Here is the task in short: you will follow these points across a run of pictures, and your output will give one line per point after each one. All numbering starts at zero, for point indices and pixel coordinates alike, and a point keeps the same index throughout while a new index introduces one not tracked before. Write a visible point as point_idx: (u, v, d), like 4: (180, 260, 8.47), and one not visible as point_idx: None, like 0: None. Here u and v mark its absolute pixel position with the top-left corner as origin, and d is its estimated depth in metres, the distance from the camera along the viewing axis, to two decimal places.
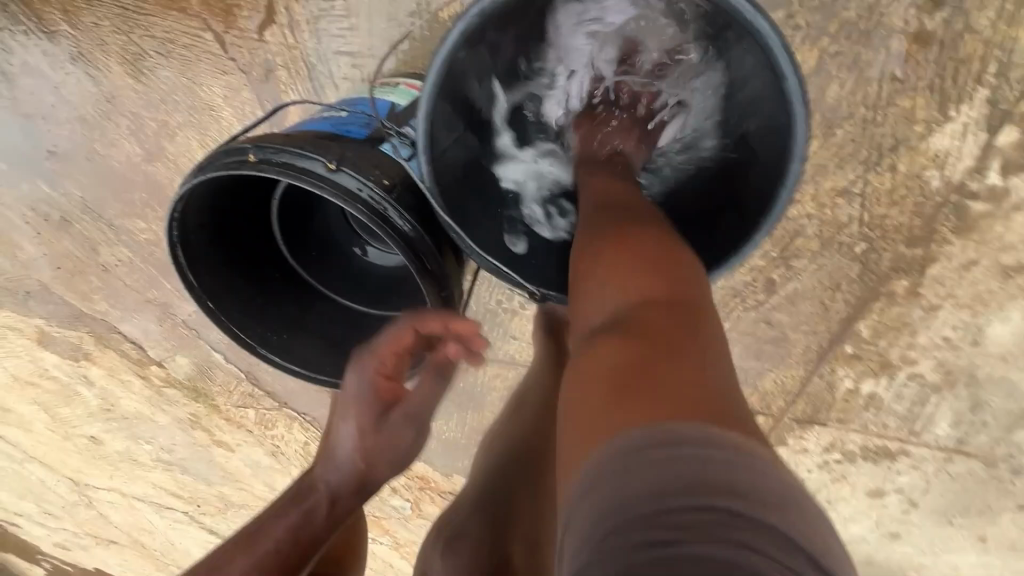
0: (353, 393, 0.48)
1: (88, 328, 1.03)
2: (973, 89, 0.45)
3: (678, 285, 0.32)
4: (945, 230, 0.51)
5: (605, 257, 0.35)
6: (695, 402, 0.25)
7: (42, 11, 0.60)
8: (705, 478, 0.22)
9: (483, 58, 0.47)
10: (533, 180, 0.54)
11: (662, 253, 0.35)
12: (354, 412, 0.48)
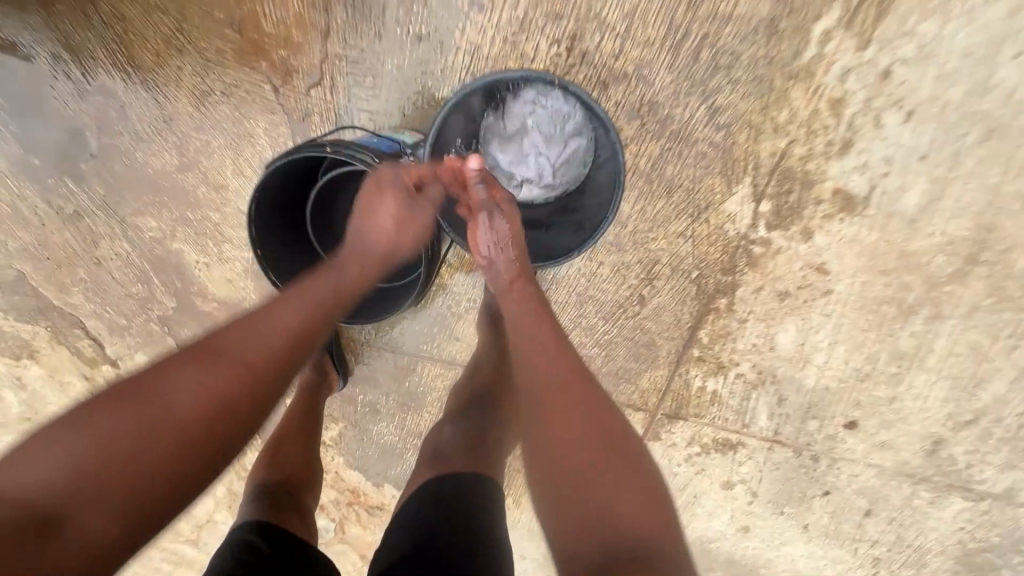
0: (388, 181, 0.66)
1: (48, 323, 1.11)
2: (742, 177, 0.75)
3: (648, 496, 0.50)
4: (741, 264, 0.81)
5: (603, 478, 0.50)
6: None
7: (135, 51, 0.80)
8: None
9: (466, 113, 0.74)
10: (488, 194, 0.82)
11: (639, 470, 0.52)
12: (389, 197, 0.67)
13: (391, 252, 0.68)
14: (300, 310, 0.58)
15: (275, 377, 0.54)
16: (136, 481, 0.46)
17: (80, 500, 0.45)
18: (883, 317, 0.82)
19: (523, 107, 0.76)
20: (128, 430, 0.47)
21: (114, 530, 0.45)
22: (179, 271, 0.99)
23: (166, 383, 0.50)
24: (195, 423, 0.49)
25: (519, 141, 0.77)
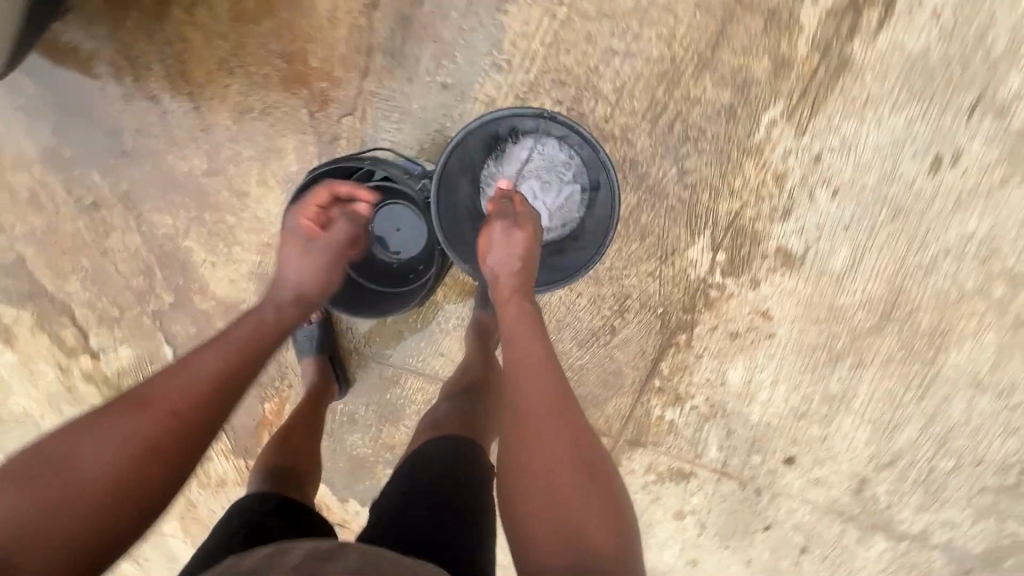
0: (291, 228, 0.79)
1: (34, 309, 1.13)
2: (703, 230, 0.90)
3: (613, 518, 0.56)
4: (699, 304, 0.94)
5: (577, 498, 0.56)
6: None
7: (187, 67, 0.90)
8: None
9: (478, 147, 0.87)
10: None
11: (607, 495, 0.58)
12: (293, 240, 0.78)
13: (307, 288, 0.76)
14: (221, 350, 0.65)
15: (197, 404, 0.60)
16: (74, 518, 0.52)
17: (17, 547, 0.49)
18: (815, 362, 0.96)
19: (524, 152, 0.90)
20: (59, 487, 0.53)
21: (54, 573, 0.50)
22: (183, 268, 1.05)
23: (88, 438, 0.56)
24: (125, 468, 0.55)
25: (522, 179, 0.90)
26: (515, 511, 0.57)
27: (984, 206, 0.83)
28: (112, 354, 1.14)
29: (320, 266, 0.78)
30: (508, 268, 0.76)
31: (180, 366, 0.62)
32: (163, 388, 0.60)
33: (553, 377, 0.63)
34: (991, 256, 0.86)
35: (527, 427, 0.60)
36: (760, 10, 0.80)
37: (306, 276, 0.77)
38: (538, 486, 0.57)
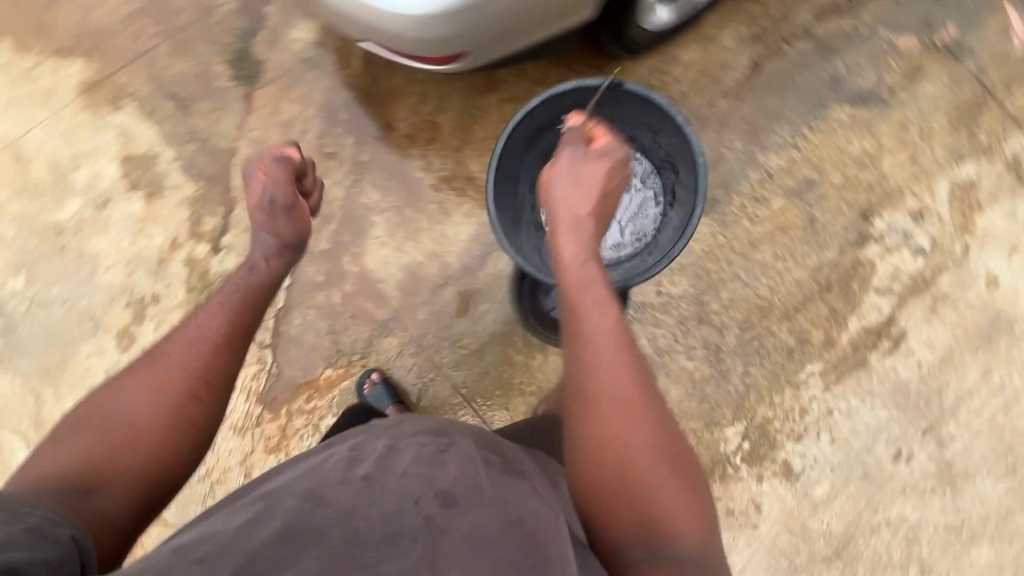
0: (248, 189, 1.01)
1: (202, 189, 1.26)
2: (740, 419, 1.20)
3: (677, 460, 0.70)
4: (714, 473, 1.20)
5: (648, 448, 0.69)
6: (691, 519, 0.67)
7: (472, 127, 1.26)
8: (705, 556, 0.66)
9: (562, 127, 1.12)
10: None
11: (671, 441, 0.71)
12: (250, 195, 1.00)
13: (284, 234, 1.00)
14: (223, 309, 0.90)
15: (210, 346, 0.85)
16: (139, 444, 0.75)
17: (101, 469, 0.72)
18: (778, 566, 1.17)
19: None
20: (122, 428, 0.76)
21: (138, 478, 0.74)
22: (356, 233, 1.25)
23: (121, 404, 0.78)
24: (169, 410, 0.78)
25: None
26: (591, 482, 0.70)
27: (917, 501, 1.18)
28: (233, 258, 1.24)
29: (278, 216, 0.99)
30: (575, 203, 0.84)
31: (178, 340, 0.84)
32: (173, 356, 0.82)
33: (624, 356, 0.73)
34: (914, 541, 1.18)
35: (604, 406, 0.71)
36: (829, 305, 1.22)
37: (275, 228, 0.99)
38: (618, 450, 0.69)
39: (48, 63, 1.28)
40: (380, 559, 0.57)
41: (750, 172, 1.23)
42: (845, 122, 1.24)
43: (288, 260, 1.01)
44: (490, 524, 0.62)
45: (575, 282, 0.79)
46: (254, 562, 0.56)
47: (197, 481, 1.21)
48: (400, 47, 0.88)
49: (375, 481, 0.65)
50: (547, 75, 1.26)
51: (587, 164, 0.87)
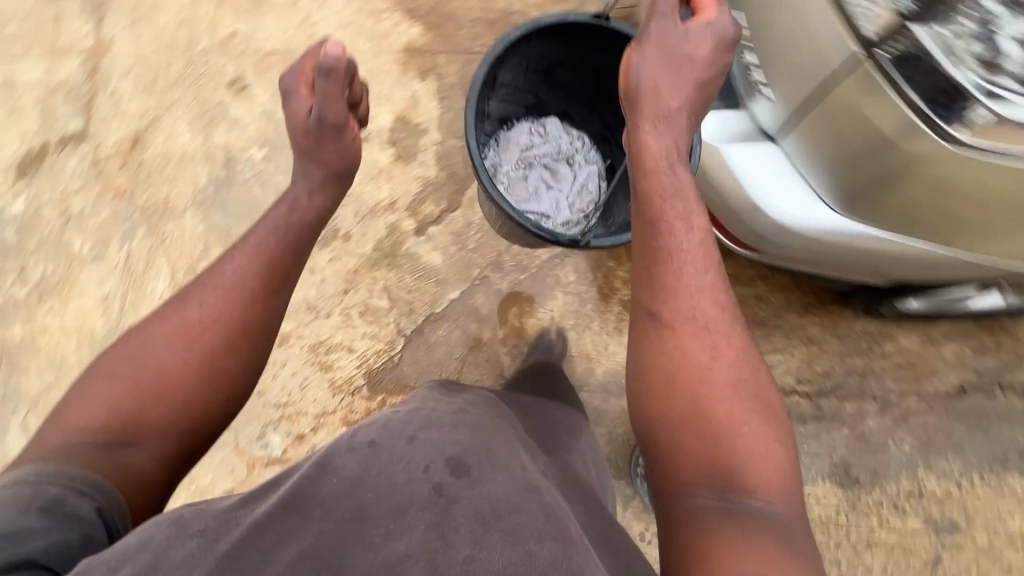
0: (294, 104, 0.97)
1: (440, 179, 1.35)
2: None
3: (755, 398, 0.72)
4: None
5: (720, 382, 0.72)
6: (768, 461, 0.70)
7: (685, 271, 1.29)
8: (784, 498, 0.68)
9: (513, 92, 1.20)
10: (524, 194, 1.27)
11: (747, 375, 0.74)
12: (299, 107, 0.96)
13: (332, 161, 0.97)
14: (246, 251, 0.88)
15: (232, 293, 0.84)
16: (166, 393, 0.77)
17: (131, 416, 0.75)
18: None
19: (520, 133, 1.29)
20: (147, 377, 0.77)
21: (170, 432, 0.76)
22: (535, 296, 1.29)
23: (149, 352, 0.79)
24: (196, 362, 0.79)
25: (525, 150, 1.29)
26: (660, 418, 0.73)
27: None
28: (427, 246, 1.31)
29: (324, 141, 0.96)
30: (671, 92, 0.81)
31: (210, 286, 0.84)
32: (203, 302, 0.83)
33: (714, 280, 0.76)
34: None
35: (681, 334, 0.73)
36: None
37: (323, 152, 0.97)
38: (687, 386, 0.72)
39: (396, 14, 1.44)
40: (389, 536, 0.59)
41: (902, 478, 1.20)
42: (1017, 494, 1.19)
43: (332, 193, 1.00)
44: (505, 487, 0.65)
45: (661, 190, 0.78)
46: (257, 544, 0.59)
47: (272, 405, 1.22)
48: (740, 234, 0.96)
49: (380, 448, 0.67)
50: (774, 277, 1.27)
51: (680, 49, 0.81)
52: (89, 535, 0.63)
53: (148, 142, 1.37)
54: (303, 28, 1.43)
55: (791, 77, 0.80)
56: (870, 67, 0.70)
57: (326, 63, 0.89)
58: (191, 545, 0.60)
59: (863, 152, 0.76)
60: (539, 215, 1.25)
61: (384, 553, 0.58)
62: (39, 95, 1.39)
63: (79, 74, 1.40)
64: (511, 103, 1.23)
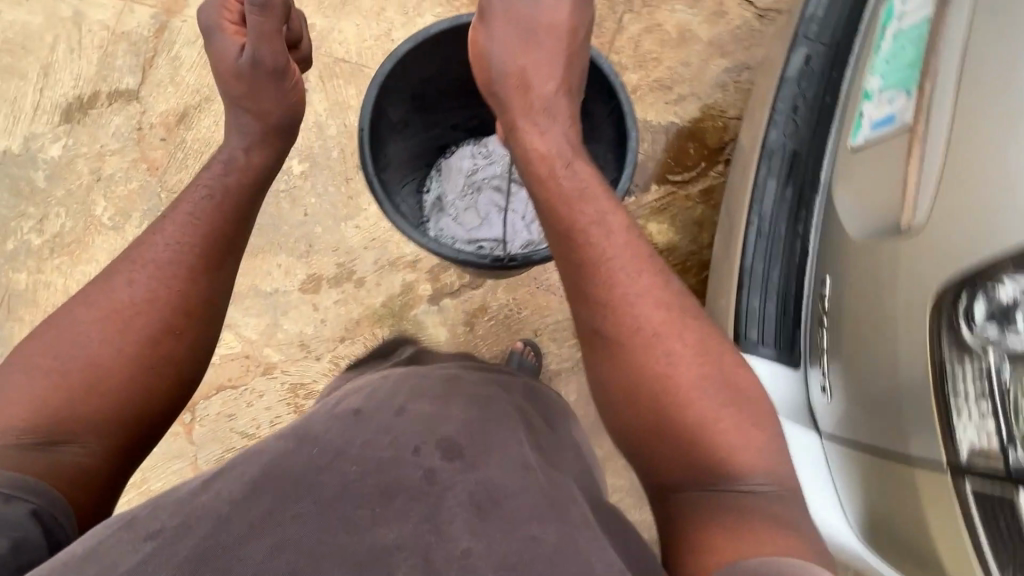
0: (220, 48, 0.86)
1: None
2: None
3: (734, 389, 0.77)
4: None
5: (696, 373, 0.76)
6: (763, 457, 0.75)
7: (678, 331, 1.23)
8: (785, 484, 0.74)
9: (427, 117, 1.10)
10: (473, 224, 1.13)
11: (724, 359, 0.78)
12: (227, 51, 0.86)
13: (268, 110, 0.86)
14: (177, 216, 0.76)
15: (170, 264, 0.72)
16: (103, 386, 0.66)
17: (58, 414, 0.64)
18: None
19: (461, 158, 1.16)
20: (74, 372, 0.66)
21: (108, 431, 0.66)
22: None
23: (75, 339, 0.67)
24: (132, 349, 0.68)
25: (469, 174, 1.15)
26: (637, 425, 0.77)
27: None
28: (438, 321, 1.24)
29: (261, 90, 0.86)
30: (534, 60, 0.91)
31: (140, 261, 0.72)
32: (134, 281, 0.71)
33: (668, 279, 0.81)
34: None
35: (636, 339, 0.77)
36: None
37: (261, 101, 0.86)
38: (655, 382, 0.76)
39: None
40: (374, 520, 0.50)
41: None
42: None
43: (274, 151, 0.87)
44: (509, 477, 0.57)
45: (575, 188, 0.83)
46: (218, 540, 0.47)
47: (240, 433, 1.21)
48: None
49: (366, 418, 0.60)
50: None
51: (525, 19, 0.92)
52: (20, 539, 0.53)
53: (194, 121, 1.30)
54: (382, 42, 1.29)
55: (859, 406, 0.75)
56: (949, 481, 0.65)
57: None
58: (138, 552, 0.47)
59: (900, 513, 0.72)
60: (492, 248, 1.12)
61: (371, 540, 0.49)
62: (103, 40, 1.33)
63: (146, 29, 1.32)
64: (432, 127, 1.13)
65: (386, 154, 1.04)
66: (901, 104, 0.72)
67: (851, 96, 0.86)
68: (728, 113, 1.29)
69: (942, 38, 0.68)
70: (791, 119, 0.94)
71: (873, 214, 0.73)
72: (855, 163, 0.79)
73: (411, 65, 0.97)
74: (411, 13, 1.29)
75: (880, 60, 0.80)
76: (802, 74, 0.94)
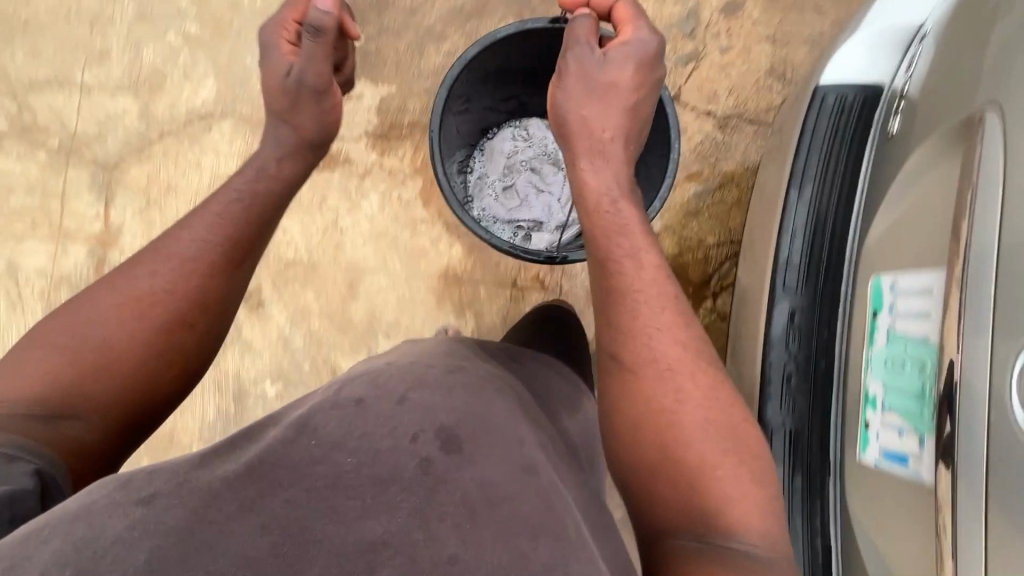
0: (269, 62, 0.91)
1: None
2: None
3: (730, 428, 0.79)
4: None
5: (697, 411, 0.78)
6: (750, 489, 0.75)
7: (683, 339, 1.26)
8: (765, 511, 0.75)
9: (470, 117, 1.17)
10: (512, 204, 1.23)
11: (717, 392, 0.80)
12: (276, 65, 0.90)
13: (305, 127, 0.90)
14: (203, 214, 0.78)
15: (190, 259, 0.75)
16: (112, 368, 0.68)
17: (67, 389, 0.66)
18: None
19: (503, 139, 1.25)
20: (86, 352, 0.68)
21: (111, 408, 0.68)
22: None
23: (92, 320, 0.70)
24: (143, 336, 0.70)
25: (510, 153, 1.24)
26: (637, 460, 0.78)
27: None
28: None
29: (302, 112, 0.90)
30: (603, 114, 0.93)
31: (164, 254, 0.75)
32: (154, 271, 0.73)
33: (677, 318, 0.83)
34: None
35: (649, 378, 0.80)
36: None
37: (304, 117, 0.90)
38: (661, 421, 0.78)
39: (435, 227, 1.29)
40: (363, 514, 0.50)
41: None
42: None
43: (306, 162, 0.92)
44: (504, 471, 0.56)
45: (609, 227, 0.88)
46: (204, 517, 0.48)
47: None
48: None
49: (366, 407, 0.58)
50: None
51: (597, 73, 0.93)
52: (13, 495, 0.55)
53: None
54: (330, 235, 1.31)
55: None
56: None
57: (316, 21, 0.86)
58: (128, 517, 0.47)
59: None
60: (530, 229, 1.22)
61: (357, 534, 0.49)
62: (44, 286, 1.33)
63: (85, 267, 1.33)
64: (472, 128, 1.21)
65: (445, 140, 1.11)
66: (912, 447, 0.73)
67: (848, 380, 0.88)
68: (707, 241, 1.27)
69: (961, 413, 0.63)
70: (787, 387, 0.96)
71: (900, 555, 0.74)
72: (875, 482, 0.79)
73: (466, 73, 1.05)
74: (354, 195, 1.30)
75: (876, 359, 0.81)
76: (789, 332, 0.96)
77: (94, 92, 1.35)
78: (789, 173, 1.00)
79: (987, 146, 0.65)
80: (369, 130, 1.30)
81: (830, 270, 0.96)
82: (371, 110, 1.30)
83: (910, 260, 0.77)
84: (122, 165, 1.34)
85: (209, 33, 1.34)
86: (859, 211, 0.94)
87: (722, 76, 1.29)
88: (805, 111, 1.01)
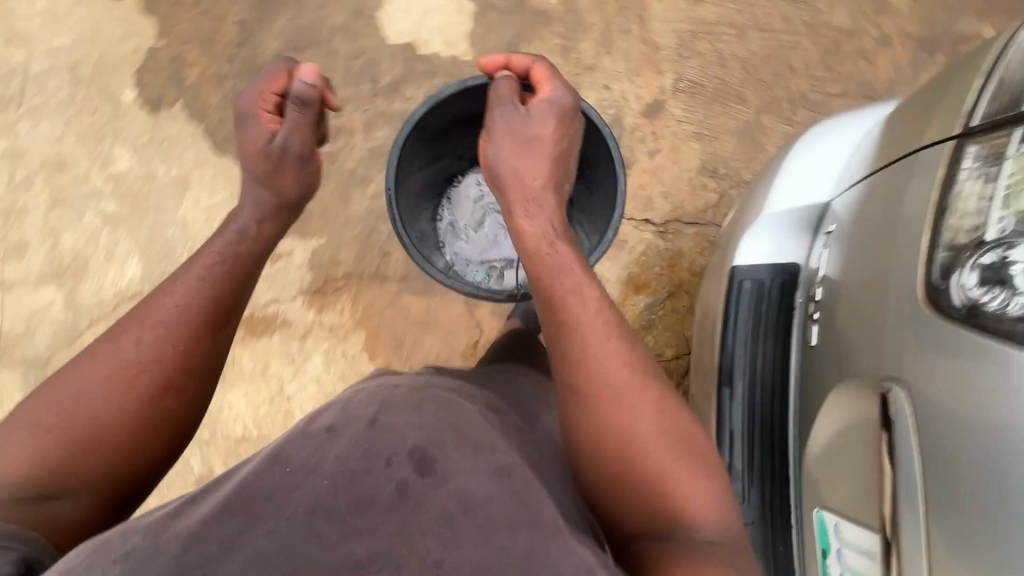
0: (248, 135, 0.96)
1: None
2: None
3: (681, 424, 0.87)
4: None
5: (648, 416, 0.85)
6: (704, 471, 0.84)
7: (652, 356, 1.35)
8: (719, 491, 0.83)
9: (428, 171, 1.27)
10: (484, 247, 1.33)
11: (664, 395, 0.87)
12: (257, 134, 0.95)
13: (284, 190, 0.96)
14: (187, 278, 0.80)
15: (176, 327, 0.76)
16: (100, 444, 0.69)
17: (55, 470, 0.67)
18: None
19: (470, 184, 1.36)
20: (73, 431, 0.69)
21: (100, 483, 0.69)
22: None
23: (76, 398, 0.70)
24: (132, 409, 0.71)
25: (477, 196, 1.35)
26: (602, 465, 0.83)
27: None
28: None
29: (280, 177, 0.95)
30: (532, 170, 1.04)
31: (148, 321, 0.75)
32: (140, 341, 0.74)
33: (622, 335, 0.90)
34: None
35: (604, 397, 0.85)
36: None
37: (284, 182, 0.96)
38: (619, 429, 0.83)
39: None
40: (347, 537, 0.53)
41: None
42: None
43: (281, 222, 0.97)
44: (478, 480, 0.58)
45: (552, 265, 0.96)
46: (189, 559, 0.50)
47: None
48: None
49: (339, 430, 0.60)
50: None
51: (523, 129, 1.06)
52: None
53: None
54: (277, 403, 1.33)
55: None
56: None
57: (302, 91, 0.94)
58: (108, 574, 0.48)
59: None
60: (504, 268, 1.32)
61: (346, 550, 0.52)
62: None
63: None
64: (433, 180, 1.31)
65: (405, 198, 1.19)
66: None
67: None
68: (663, 355, 1.36)
69: None
70: None
71: None
72: None
73: (416, 132, 1.15)
74: (297, 358, 1.34)
75: None
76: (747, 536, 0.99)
77: (17, 287, 1.35)
78: (720, 371, 1.03)
79: (906, 433, 0.68)
80: (304, 288, 1.36)
81: (775, 468, 0.98)
82: (302, 267, 1.36)
83: (846, 503, 0.80)
84: (54, 360, 1.33)
85: (125, 211, 1.38)
86: (794, 409, 0.96)
87: (655, 181, 1.40)
88: (725, 296, 1.03)
